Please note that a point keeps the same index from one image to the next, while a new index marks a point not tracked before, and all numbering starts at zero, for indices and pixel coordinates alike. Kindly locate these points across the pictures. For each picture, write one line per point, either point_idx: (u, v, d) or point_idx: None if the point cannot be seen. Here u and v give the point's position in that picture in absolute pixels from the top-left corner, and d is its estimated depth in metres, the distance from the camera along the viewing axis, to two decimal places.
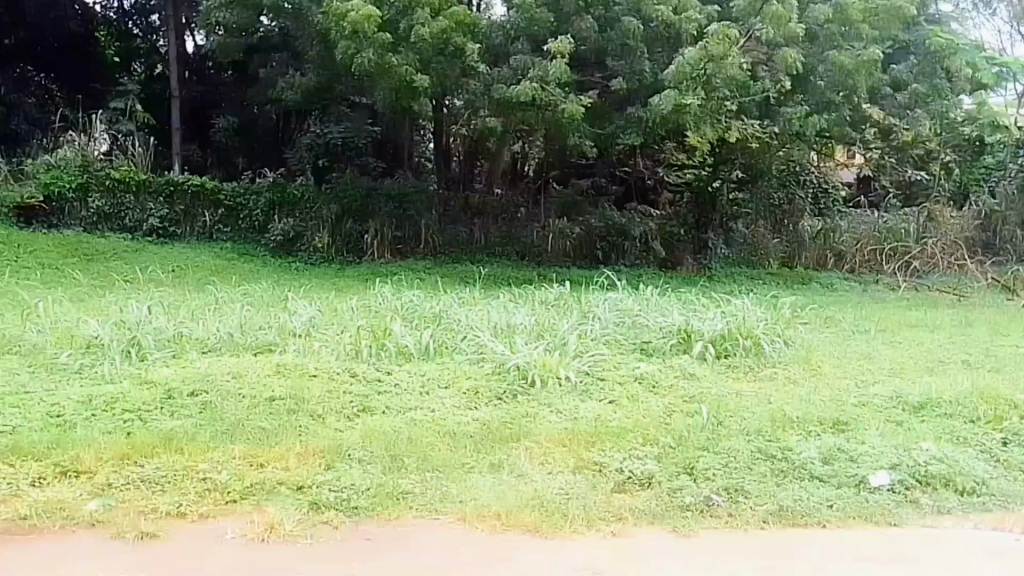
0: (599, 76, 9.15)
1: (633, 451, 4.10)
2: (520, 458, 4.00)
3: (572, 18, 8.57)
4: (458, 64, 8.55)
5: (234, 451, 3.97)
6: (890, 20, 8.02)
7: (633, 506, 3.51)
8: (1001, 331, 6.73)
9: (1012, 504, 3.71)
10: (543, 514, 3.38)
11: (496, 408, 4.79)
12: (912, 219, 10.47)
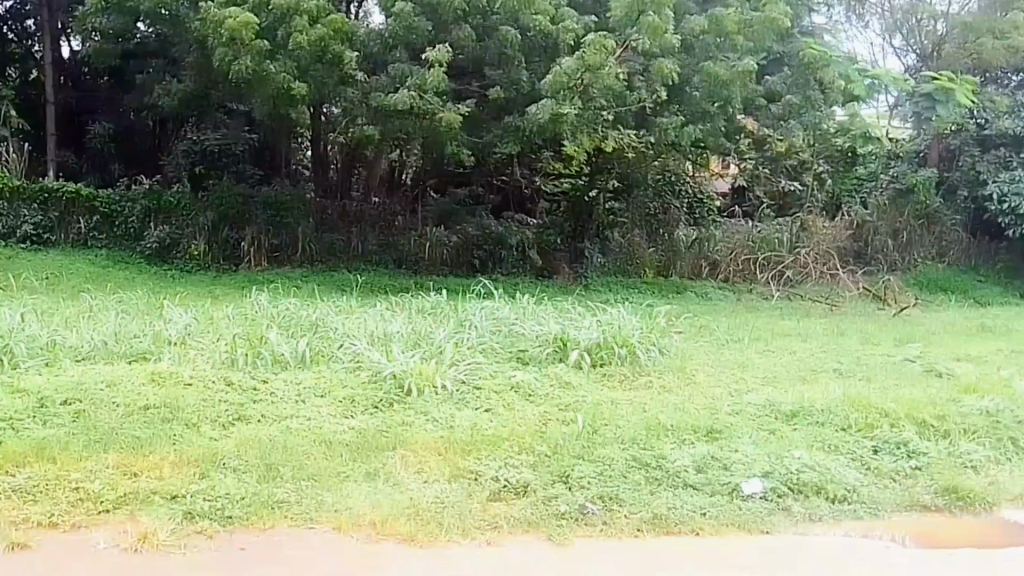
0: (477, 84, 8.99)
1: (509, 459, 3.96)
2: (395, 467, 3.82)
3: (451, 27, 8.37)
4: (336, 72, 8.31)
5: (109, 460, 3.70)
6: (765, 32, 8.01)
7: (510, 513, 3.37)
8: (870, 340, 6.82)
9: (881, 512, 3.71)
10: (418, 523, 3.21)
11: (372, 416, 4.59)
12: (785, 228, 10.50)
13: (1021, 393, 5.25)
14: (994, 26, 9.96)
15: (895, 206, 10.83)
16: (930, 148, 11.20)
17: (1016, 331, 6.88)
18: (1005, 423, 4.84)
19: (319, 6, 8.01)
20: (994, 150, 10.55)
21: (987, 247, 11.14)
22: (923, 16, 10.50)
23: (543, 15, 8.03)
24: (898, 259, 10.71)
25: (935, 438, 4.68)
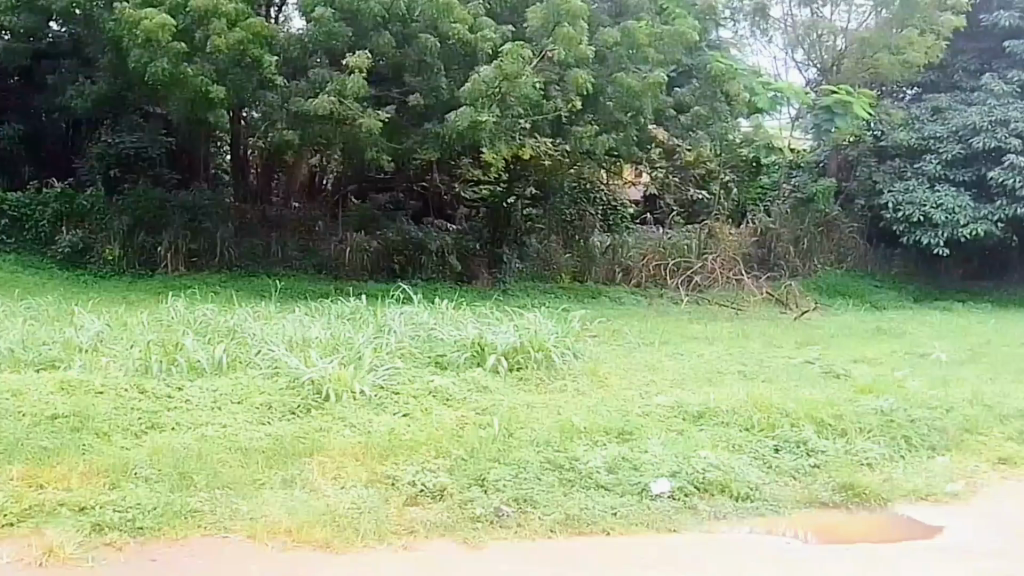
0: (397, 91, 9.03)
1: (426, 463, 4.07)
2: (312, 473, 3.90)
3: (371, 33, 8.40)
4: (254, 76, 8.33)
5: (14, 472, 3.73)
6: (675, 44, 8.37)
7: (425, 519, 3.47)
8: (774, 342, 7.07)
9: (783, 508, 3.91)
10: (334, 530, 3.30)
11: (288, 422, 4.66)
12: (694, 235, 10.73)
13: (915, 393, 5.44)
14: (889, 42, 10.41)
15: (796, 213, 11.30)
16: (829, 159, 11.74)
17: (910, 334, 7.19)
18: (898, 421, 5.03)
19: (237, 9, 8.02)
20: (890, 162, 11.04)
21: (882, 254, 11.62)
22: (823, 32, 10.78)
23: (462, 23, 8.14)
24: (800, 265, 11.11)
25: (833, 438, 4.88)
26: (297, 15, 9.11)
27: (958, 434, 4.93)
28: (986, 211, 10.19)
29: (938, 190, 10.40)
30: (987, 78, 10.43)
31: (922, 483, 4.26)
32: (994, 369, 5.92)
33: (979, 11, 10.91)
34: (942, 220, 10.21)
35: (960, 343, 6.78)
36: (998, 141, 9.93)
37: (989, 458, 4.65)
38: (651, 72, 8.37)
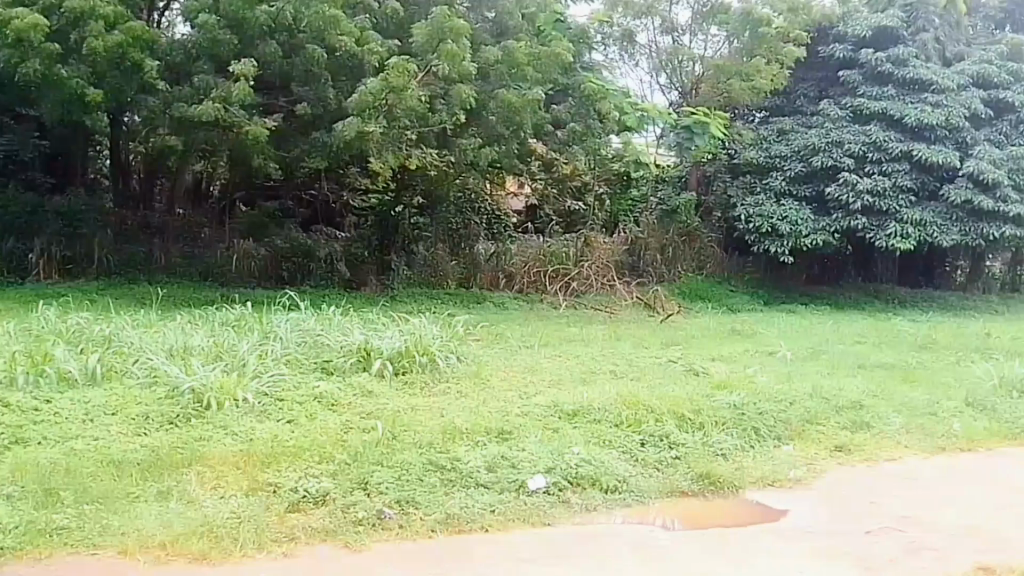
0: (283, 100, 9.41)
1: (309, 469, 4.36)
2: (190, 484, 4.14)
3: (257, 42, 8.68)
4: (135, 79, 8.51)
5: None
6: (551, 65, 8.83)
7: (307, 524, 3.76)
8: (644, 344, 7.59)
9: (648, 500, 4.35)
10: (211, 541, 3.52)
11: (166, 433, 4.90)
12: (571, 244, 11.24)
13: (764, 388, 5.90)
14: (740, 70, 11.09)
15: (661, 224, 11.91)
16: (690, 174, 12.52)
17: (763, 334, 7.81)
18: (749, 414, 5.41)
19: (115, 13, 8.23)
20: (742, 177, 11.94)
21: (737, 261, 12.41)
22: (683, 59, 11.46)
23: (348, 36, 8.47)
24: (664, 271, 11.70)
25: (693, 431, 5.24)
26: (181, 20, 9.33)
27: (801, 424, 5.32)
28: (824, 222, 11.17)
29: (783, 204, 11.37)
30: (824, 103, 11.48)
31: (770, 471, 4.69)
32: (835, 365, 6.52)
33: (817, 43, 12.12)
34: (786, 231, 11.15)
35: (805, 343, 7.38)
36: (833, 160, 10.98)
37: (827, 446, 5.02)
38: (530, 89, 8.86)
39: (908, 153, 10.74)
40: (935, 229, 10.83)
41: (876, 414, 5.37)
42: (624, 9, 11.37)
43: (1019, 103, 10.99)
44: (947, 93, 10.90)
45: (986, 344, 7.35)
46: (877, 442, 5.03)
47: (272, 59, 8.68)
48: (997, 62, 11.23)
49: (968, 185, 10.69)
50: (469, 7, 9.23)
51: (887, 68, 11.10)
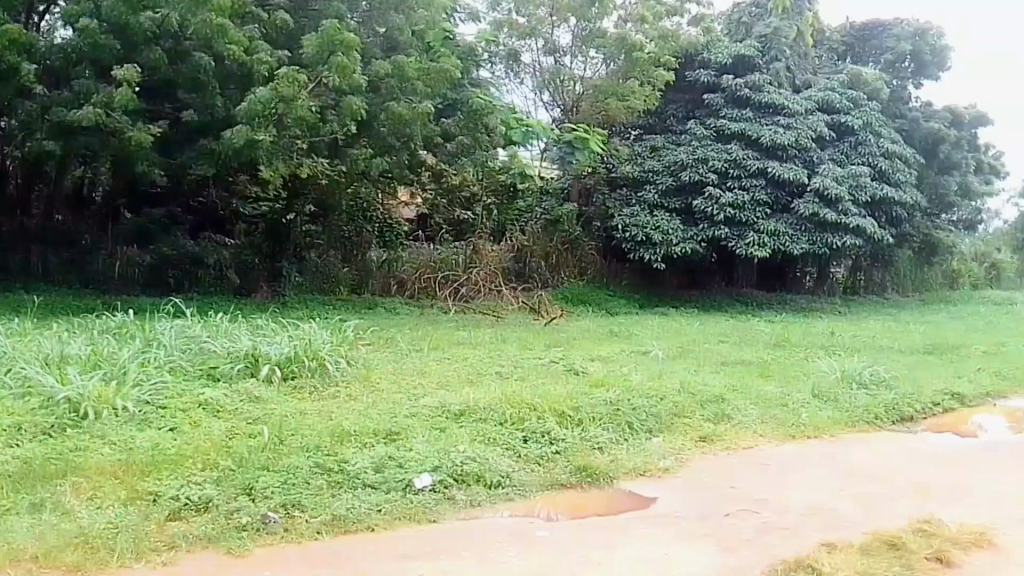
0: (169, 106, 9.50)
1: (190, 477, 4.21)
2: (65, 494, 3.95)
3: (142, 47, 8.70)
4: (10, 81, 8.58)
5: None
6: (439, 81, 9.28)
7: (187, 532, 3.58)
8: (528, 346, 8.03)
9: (529, 493, 4.52)
10: (86, 551, 3.29)
11: (40, 443, 4.78)
12: (461, 251, 11.63)
13: (635, 385, 6.32)
14: (617, 89, 11.69)
15: (546, 233, 12.39)
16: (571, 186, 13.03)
17: (637, 335, 8.36)
18: (623, 410, 5.78)
19: None
20: (618, 190, 12.53)
21: (615, 269, 13.06)
22: (565, 79, 12.00)
23: (236, 45, 8.51)
24: (548, 278, 12.25)
25: (572, 426, 5.54)
26: (61, 24, 9.30)
27: (669, 417, 5.75)
28: (692, 232, 11.86)
29: (656, 215, 11.96)
30: (691, 124, 12.28)
31: (642, 462, 4.98)
32: (701, 363, 7.05)
33: (685, 68, 12.82)
34: (660, 240, 11.73)
35: (673, 342, 7.94)
36: (700, 175, 11.70)
37: (692, 437, 5.42)
38: (419, 102, 9.24)
39: (764, 170, 11.72)
40: (786, 239, 11.77)
41: (734, 407, 5.88)
42: (509, 30, 11.83)
43: (857, 127, 12.32)
44: (796, 117, 12.06)
45: (834, 343, 8.00)
46: (735, 432, 5.50)
47: (158, 65, 8.67)
48: (838, 90, 12.66)
49: (815, 199, 11.72)
50: (360, 22, 9.47)
51: (745, 92, 12.14)
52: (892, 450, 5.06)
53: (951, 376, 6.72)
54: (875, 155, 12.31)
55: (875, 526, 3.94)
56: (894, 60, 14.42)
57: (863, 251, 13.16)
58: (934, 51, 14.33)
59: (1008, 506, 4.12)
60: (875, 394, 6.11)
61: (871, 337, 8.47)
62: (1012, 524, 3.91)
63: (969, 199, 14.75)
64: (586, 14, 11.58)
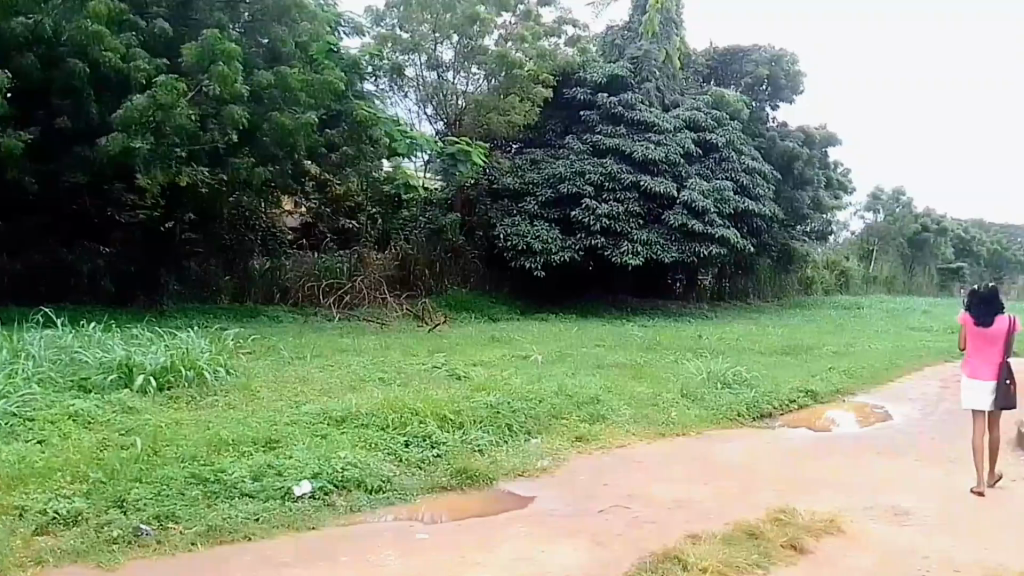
0: (41, 113, 9.10)
1: (59, 490, 4.11)
2: None
3: (11, 53, 8.53)
4: None
5: None
6: (322, 92, 9.43)
7: (54, 547, 3.51)
8: (411, 352, 8.23)
9: (409, 497, 4.51)
10: None
11: None
12: (345, 259, 11.85)
13: (515, 389, 6.54)
14: (498, 105, 11.96)
15: (428, 243, 12.67)
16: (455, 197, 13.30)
17: (517, 340, 8.66)
18: (503, 412, 5.95)
19: None
20: (500, 201, 12.79)
21: (495, 276, 13.47)
22: (448, 94, 12.29)
23: (113, 53, 8.20)
24: (432, 284, 12.62)
25: (453, 429, 5.64)
26: None
27: (547, 419, 5.97)
28: (570, 242, 12.18)
29: (536, 225, 12.24)
30: (568, 139, 12.67)
31: (520, 463, 5.14)
32: (577, 367, 7.36)
33: (562, 86, 13.20)
34: (540, 249, 11.99)
35: (551, 346, 8.26)
36: (577, 187, 12.06)
37: (569, 437, 5.66)
38: (302, 113, 9.35)
39: (637, 183, 12.20)
40: (658, 248, 12.25)
41: (607, 408, 6.18)
42: (392, 45, 11.97)
43: (721, 144, 12.98)
44: (666, 134, 12.62)
45: (701, 346, 8.41)
46: (609, 431, 5.77)
47: (28, 71, 8.52)
48: (704, 109, 13.30)
49: (684, 211, 12.29)
50: (243, 32, 9.52)
51: (619, 110, 12.65)
52: (754, 443, 5.46)
53: (807, 375, 7.20)
54: (738, 170, 12.98)
55: (736, 514, 4.14)
56: (753, 83, 15.11)
57: (727, 260, 13.78)
58: (788, 77, 15.12)
59: (854, 487, 4.42)
60: (738, 394, 6.49)
61: (735, 340, 8.95)
62: (857, 498, 4.22)
63: (821, 212, 15.61)
64: (467, 32, 11.84)
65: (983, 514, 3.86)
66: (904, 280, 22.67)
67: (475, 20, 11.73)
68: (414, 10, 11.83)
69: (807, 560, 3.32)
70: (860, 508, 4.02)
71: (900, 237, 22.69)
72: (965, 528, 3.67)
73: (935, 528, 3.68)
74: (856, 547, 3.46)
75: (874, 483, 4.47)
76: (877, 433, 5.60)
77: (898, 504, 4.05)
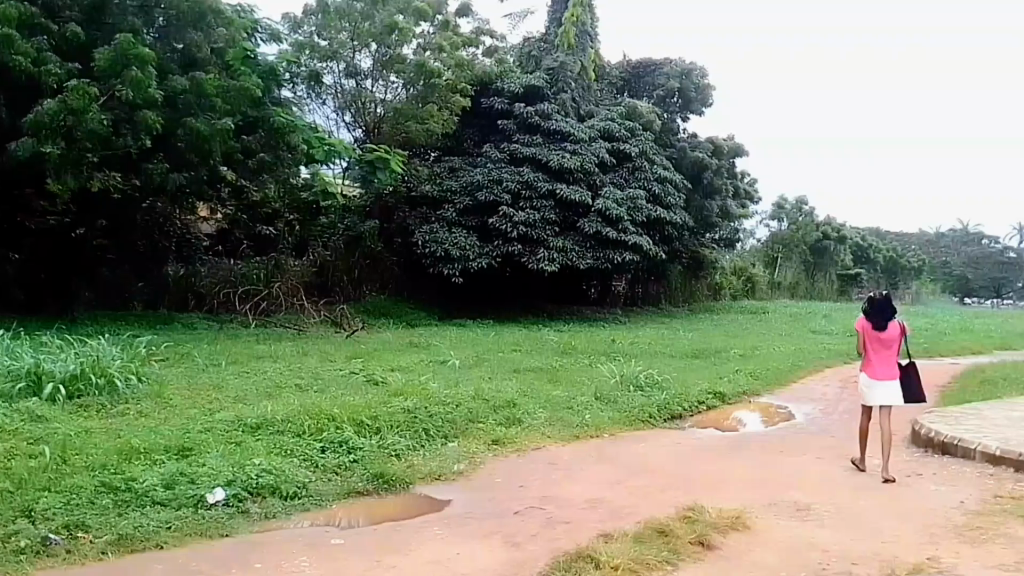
0: None
1: None
2: None
3: None
4: None
5: None
6: (239, 98, 9.45)
7: None
8: (328, 358, 8.24)
9: (325, 502, 4.50)
10: None
11: None
12: (262, 266, 11.73)
13: (432, 394, 6.60)
14: (416, 113, 12.08)
15: (347, 249, 12.68)
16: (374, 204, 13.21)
17: (434, 345, 8.74)
18: (420, 417, 5.98)
19: None
20: (418, 208, 12.84)
21: (412, 284, 13.60)
22: (367, 101, 12.32)
23: (24, 56, 8.04)
24: (350, 292, 12.76)
25: (370, 435, 5.64)
26: None
27: (463, 423, 6.04)
28: (487, 249, 12.27)
29: (454, 232, 12.30)
30: (486, 148, 12.81)
31: (437, 467, 5.19)
32: (493, 372, 7.46)
33: (480, 96, 13.31)
34: (458, 255, 12.04)
35: (468, 352, 8.35)
36: (494, 195, 12.19)
37: (485, 441, 5.73)
38: (217, 119, 9.29)
39: (553, 192, 12.38)
40: (574, 255, 12.45)
41: (523, 412, 6.27)
42: (310, 52, 11.91)
43: (634, 154, 13.27)
44: (581, 144, 12.84)
45: (614, 350, 8.58)
46: (525, 435, 5.87)
47: None
48: (618, 120, 13.57)
49: (598, 219, 12.54)
50: (157, 38, 9.38)
51: (536, 120, 12.82)
52: (665, 443, 5.64)
53: (715, 378, 7.40)
54: (650, 180, 13.27)
55: (648, 514, 4.23)
56: (665, 95, 15.40)
57: (639, 267, 14.06)
58: (698, 90, 15.55)
59: (759, 485, 4.59)
60: (650, 396, 6.67)
61: (647, 344, 9.14)
62: (761, 497, 4.36)
63: (729, 220, 15.92)
64: (386, 41, 11.93)
65: (880, 508, 4.05)
66: (806, 285, 23.34)
67: (393, 30, 11.82)
68: (332, 18, 11.93)
69: (713, 554, 3.42)
70: (765, 507, 4.14)
71: (803, 243, 23.08)
72: (866, 525, 3.79)
73: (835, 523, 3.84)
74: (760, 542, 3.58)
75: (779, 481, 4.63)
76: (781, 433, 5.79)
77: (800, 501, 4.22)
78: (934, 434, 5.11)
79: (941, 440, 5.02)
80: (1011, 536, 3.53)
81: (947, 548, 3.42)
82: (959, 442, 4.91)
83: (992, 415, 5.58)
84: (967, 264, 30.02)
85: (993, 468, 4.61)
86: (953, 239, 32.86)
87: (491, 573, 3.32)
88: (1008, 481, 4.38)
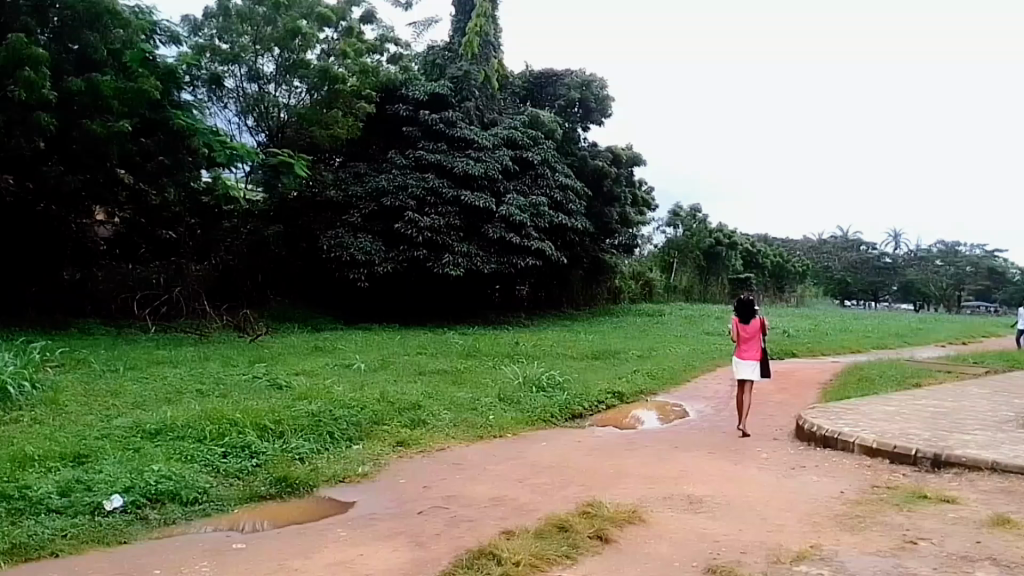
0: None
1: None
2: None
3: None
4: None
5: None
6: (136, 100, 9.20)
7: None
8: (229, 364, 8.24)
9: (226, 508, 4.55)
10: None
11: None
12: (161, 273, 11.47)
13: (338, 397, 6.67)
14: (319, 119, 12.05)
15: (250, 253, 12.88)
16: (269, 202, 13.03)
17: (339, 350, 8.81)
18: (326, 420, 6.05)
19: None
20: (323, 214, 12.86)
21: (307, 292, 13.90)
22: (269, 106, 12.31)
23: None
24: (255, 297, 13.05)
25: (272, 438, 5.69)
26: None
27: (368, 425, 6.12)
28: (393, 254, 12.30)
29: (358, 236, 12.30)
30: (391, 154, 12.89)
31: (341, 469, 5.27)
32: (397, 373, 7.60)
33: (386, 102, 13.38)
34: (364, 260, 12.05)
35: (373, 355, 8.44)
36: (400, 201, 12.25)
37: (390, 442, 5.84)
38: (117, 121, 9.13)
39: (457, 198, 12.52)
40: (478, 259, 12.59)
41: (427, 413, 6.40)
42: (211, 54, 11.79)
43: (537, 161, 13.50)
44: (484, 151, 13.00)
45: (516, 352, 8.75)
46: (430, 436, 5.99)
47: None
48: (520, 128, 13.79)
49: (502, 225, 12.77)
50: (50, 38, 9.07)
51: (440, 127, 12.95)
52: (564, 442, 5.81)
53: (613, 377, 7.63)
54: (552, 186, 13.55)
55: (544, 510, 4.38)
56: (567, 105, 15.76)
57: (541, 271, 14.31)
58: (597, 100, 15.93)
59: (651, 481, 4.78)
60: (550, 397, 6.85)
61: (549, 346, 9.37)
62: (651, 493, 4.55)
63: (629, 226, 16.21)
64: (288, 45, 11.92)
65: (766, 501, 4.28)
66: (698, 289, 23.93)
67: (297, 34, 11.82)
68: (234, 22, 11.93)
69: (608, 549, 3.58)
70: (655, 502, 4.33)
71: (696, 249, 23.62)
72: (746, 517, 4.01)
73: (722, 515, 4.05)
74: (651, 535, 3.76)
75: (668, 478, 4.83)
76: (674, 431, 6.02)
77: (690, 496, 4.42)
78: (816, 429, 5.39)
79: (823, 435, 5.30)
80: (886, 523, 3.78)
81: (827, 536, 3.64)
82: (840, 436, 5.19)
83: (871, 411, 5.89)
84: (847, 269, 31.10)
85: (870, 460, 4.90)
86: (835, 245, 34.01)
87: (394, 572, 3.41)
88: (884, 472, 4.66)
